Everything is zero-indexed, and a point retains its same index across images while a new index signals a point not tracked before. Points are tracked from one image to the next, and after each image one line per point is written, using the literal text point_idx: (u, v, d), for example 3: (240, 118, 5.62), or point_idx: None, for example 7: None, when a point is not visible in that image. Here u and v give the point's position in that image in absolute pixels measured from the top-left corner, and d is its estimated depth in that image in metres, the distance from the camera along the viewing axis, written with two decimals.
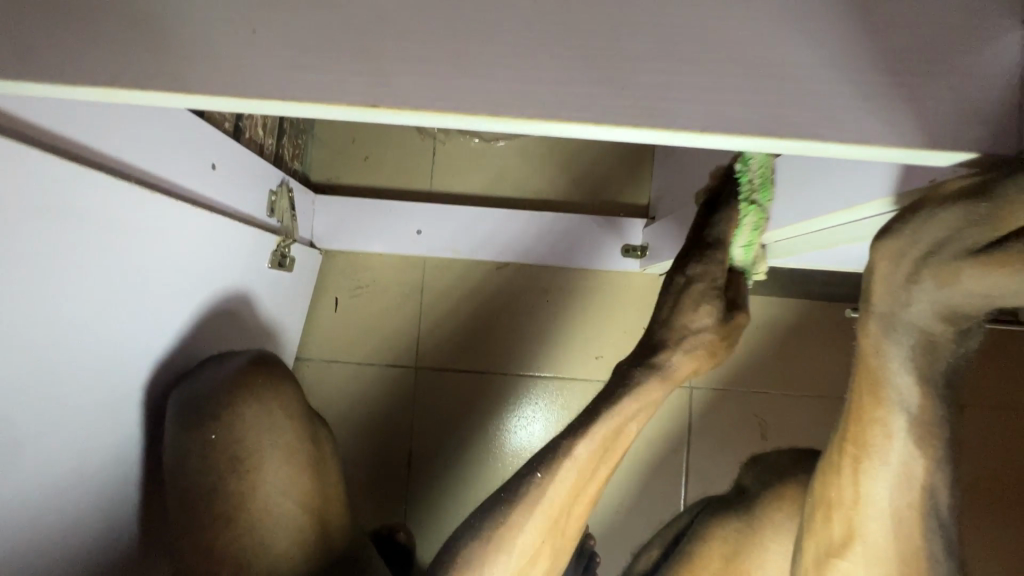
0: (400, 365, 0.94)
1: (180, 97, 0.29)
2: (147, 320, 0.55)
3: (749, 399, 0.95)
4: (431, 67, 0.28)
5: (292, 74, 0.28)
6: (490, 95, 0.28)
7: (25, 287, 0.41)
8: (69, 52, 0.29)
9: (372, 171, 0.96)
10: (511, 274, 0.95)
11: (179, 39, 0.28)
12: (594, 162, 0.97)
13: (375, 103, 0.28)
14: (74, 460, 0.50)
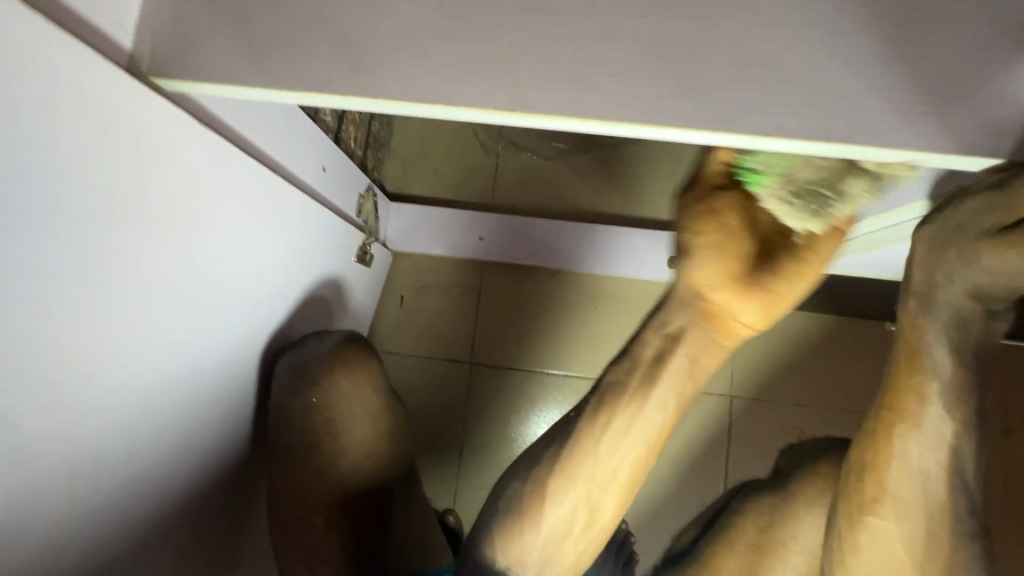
0: (459, 359, 1.02)
1: (357, 101, 0.37)
2: (261, 295, 0.60)
3: (789, 410, 0.99)
4: (556, 80, 0.35)
5: (445, 84, 0.36)
6: (603, 104, 0.35)
7: (178, 257, 0.46)
8: (274, 64, 0.36)
9: (440, 182, 1.06)
10: (564, 281, 1.03)
11: (360, 56, 0.36)
12: (644, 181, 1.05)
13: (514, 109, 0.35)
14: (203, 417, 0.56)
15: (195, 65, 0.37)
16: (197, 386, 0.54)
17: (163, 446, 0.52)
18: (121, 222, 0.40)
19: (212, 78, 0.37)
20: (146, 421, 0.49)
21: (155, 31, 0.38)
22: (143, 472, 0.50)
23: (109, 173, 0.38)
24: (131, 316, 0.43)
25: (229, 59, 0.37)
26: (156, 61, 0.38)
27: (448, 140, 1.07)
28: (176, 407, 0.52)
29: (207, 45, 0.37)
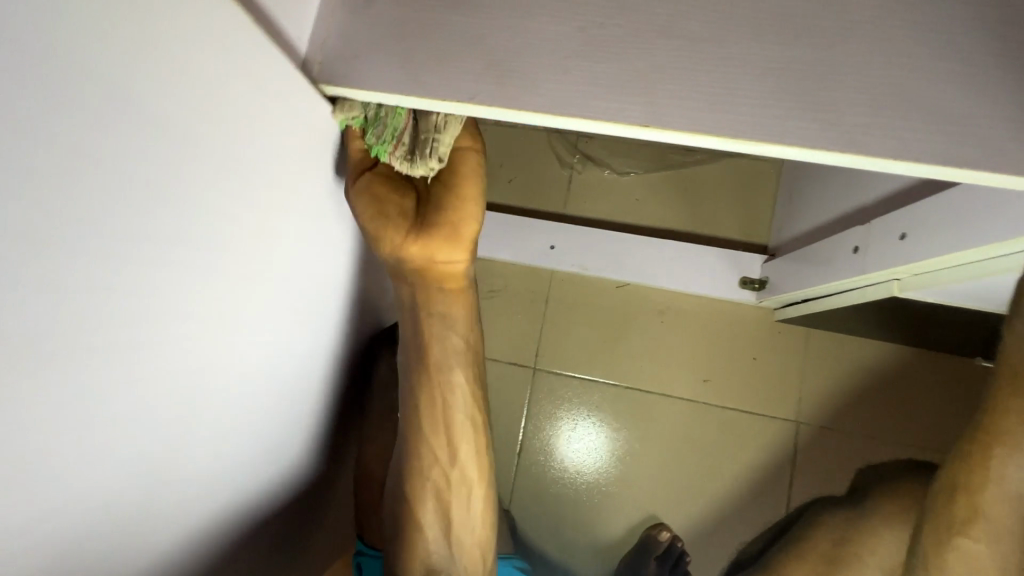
0: (522, 364, 1.04)
1: (504, 112, 0.41)
2: (331, 279, 0.60)
3: (857, 441, 0.96)
4: (690, 99, 0.38)
5: (586, 99, 0.40)
6: (732, 123, 0.38)
7: (268, 234, 0.45)
8: (431, 75, 0.41)
9: (513, 190, 1.08)
10: (630, 293, 1.04)
11: (511, 73, 0.40)
12: (717, 199, 1.06)
13: (647, 124, 0.39)
14: (301, 399, 0.59)
15: (359, 75, 0.42)
16: (307, 363, 0.59)
17: (286, 421, 0.57)
18: (279, 217, 0.46)
19: (375, 86, 0.42)
20: (277, 395, 0.54)
21: (326, 43, 0.42)
22: (270, 444, 0.55)
23: (272, 169, 0.43)
24: (275, 299, 0.49)
25: (390, 71, 0.42)
26: (327, 70, 0.42)
27: (523, 150, 1.10)
28: (295, 385, 0.57)
29: (372, 58, 0.42)
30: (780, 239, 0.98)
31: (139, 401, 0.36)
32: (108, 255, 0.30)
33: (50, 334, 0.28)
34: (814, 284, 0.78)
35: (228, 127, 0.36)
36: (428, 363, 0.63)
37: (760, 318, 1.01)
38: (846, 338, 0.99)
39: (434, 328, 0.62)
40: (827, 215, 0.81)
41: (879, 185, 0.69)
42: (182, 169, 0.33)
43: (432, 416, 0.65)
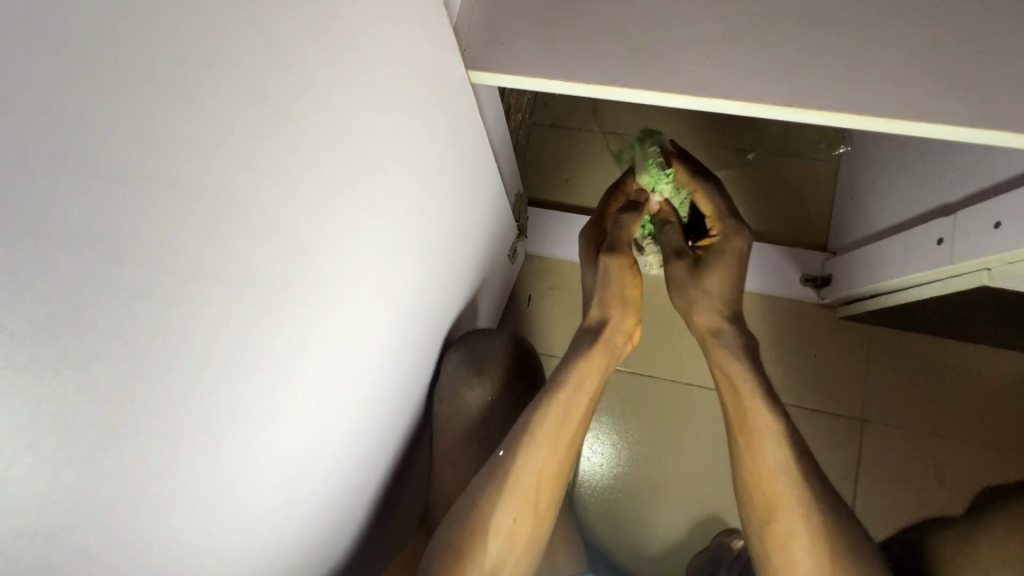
0: None
1: (649, 94, 0.45)
2: (407, 273, 0.54)
3: (926, 439, 0.96)
4: (833, 81, 0.42)
5: (733, 83, 0.43)
6: (874, 103, 0.42)
7: (331, 203, 0.39)
8: (584, 61, 0.45)
9: (573, 191, 1.12)
10: None
11: (660, 60, 0.44)
12: (776, 197, 1.07)
13: (789, 103, 0.43)
14: (389, 380, 0.60)
15: (503, 60, 0.47)
16: (408, 343, 0.62)
17: (386, 392, 0.60)
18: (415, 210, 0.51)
19: (515, 70, 0.47)
20: (381, 370, 0.57)
21: (470, 30, 0.47)
22: (370, 414, 0.58)
23: (351, 123, 0.38)
24: (396, 286, 0.53)
25: (531, 56, 0.46)
26: (472, 56, 0.48)
27: (582, 151, 1.13)
28: (398, 360, 0.61)
29: (513, 44, 0.47)
30: (842, 240, 0.99)
31: (300, 346, 0.41)
32: (305, 213, 0.36)
33: (261, 271, 0.34)
34: (893, 277, 0.79)
35: (394, 122, 0.43)
36: (591, 388, 0.70)
37: (823, 316, 1.02)
38: (914, 338, 0.99)
39: (607, 362, 0.72)
40: (909, 214, 0.82)
41: (974, 180, 0.70)
42: (360, 147, 0.39)
43: (566, 434, 0.68)
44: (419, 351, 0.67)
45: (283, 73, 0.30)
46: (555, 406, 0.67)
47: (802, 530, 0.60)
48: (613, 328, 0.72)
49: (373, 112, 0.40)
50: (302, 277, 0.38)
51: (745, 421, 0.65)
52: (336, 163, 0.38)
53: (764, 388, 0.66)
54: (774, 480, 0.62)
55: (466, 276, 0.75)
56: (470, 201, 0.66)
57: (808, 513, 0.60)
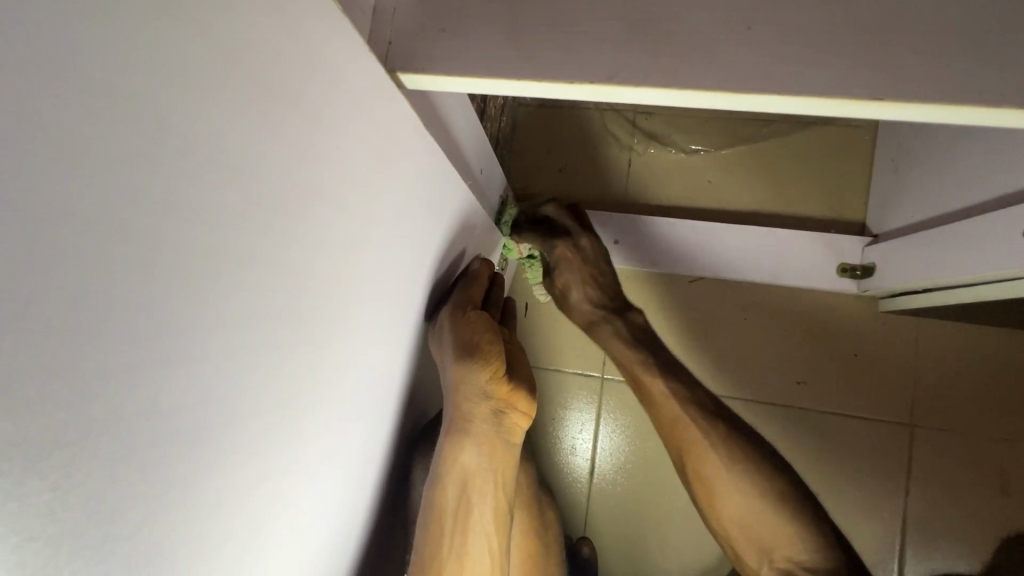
0: (589, 373, 0.96)
1: (664, 95, 0.31)
2: (361, 344, 0.43)
3: (981, 443, 0.84)
4: (933, 59, 0.29)
5: (790, 67, 0.30)
6: (994, 88, 0.29)
7: (223, 308, 0.27)
8: (567, 47, 0.31)
9: (568, 180, 0.96)
10: (707, 287, 0.92)
11: (678, 38, 0.30)
12: (803, 174, 0.92)
13: (880, 96, 0.29)
14: (361, 463, 0.49)
15: (440, 54, 0.33)
16: (383, 406, 0.52)
17: (360, 474, 0.50)
18: (360, 268, 0.40)
19: (461, 66, 0.33)
20: (352, 454, 0.46)
21: (395, 19, 0.34)
22: (344, 512, 0.47)
23: (235, 183, 0.26)
24: (360, 359, 0.43)
25: (485, 45, 0.32)
26: (399, 52, 0.34)
27: (575, 137, 0.97)
28: (374, 432, 0.51)
29: (462, 30, 0.33)
30: (888, 225, 0.84)
31: (254, 471, 0.33)
32: (233, 321, 0.28)
33: (191, 411, 0.26)
34: (964, 275, 0.67)
35: (318, 178, 0.32)
36: (456, 480, 0.57)
37: (862, 310, 0.88)
38: (960, 326, 0.86)
39: (469, 446, 0.58)
40: (989, 196, 0.68)
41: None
42: (269, 227, 0.29)
43: (449, 539, 0.57)
44: (395, 413, 0.56)
45: (129, 155, 0.21)
46: (427, 513, 0.57)
47: (734, 499, 0.64)
48: (459, 405, 0.57)
49: (291, 170, 0.29)
50: (244, 398, 0.30)
51: (671, 429, 0.67)
52: (256, 251, 0.28)
53: (674, 390, 0.68)
54: (709, 476, 0.65)
55: (436, 302, 0.61)
56: (441, 229, 0.53)
57: (727, 478, 0.64)
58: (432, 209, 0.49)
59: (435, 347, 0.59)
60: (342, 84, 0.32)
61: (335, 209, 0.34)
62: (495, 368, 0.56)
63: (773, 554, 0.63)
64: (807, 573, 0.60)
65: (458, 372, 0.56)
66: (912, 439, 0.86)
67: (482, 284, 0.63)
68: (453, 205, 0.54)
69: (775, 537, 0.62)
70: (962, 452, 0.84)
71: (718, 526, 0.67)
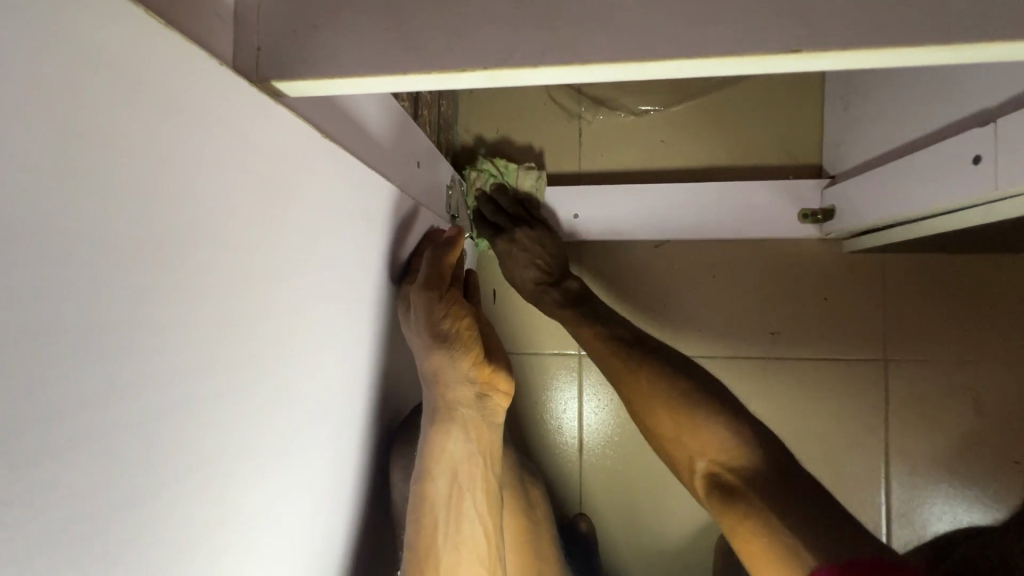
0: (564, 351, 0.94)
1: (570, 75, 0.28)
2: (306, 369, 0.40)
3: (954, 367, 0.85)
4: (852, 2, 0.26)
5: (698, 27, 0.27)
6: (918, 27, 0.26)
7: (108, 374, 0.24)
8: (456, 32, 0.28)
9: (518, 159, 0.93)
10: (673, 250, 0.90)
11: (572, 12, 0.27)
12: (754, 122, 0.90)
13: (797, 50, 0.27)
14: (331, 491, 0.47)
15: (318, 54, 0.30)
16: (345, 421, 0.49)
17: (332, 503, 0.47)
18: (288, 293, 0.37)
19: (341, 68, 0.30)
20: (317, 483, 0.44)
21: (261, 20, 0.31)
22: (320, 543, 0.45)
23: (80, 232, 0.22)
24: (310, 389, 0.41)
25: (366, 40, 0.29)
26: (271, 59, 0.30)
27: (520, 112, 0.93)
28: (342, 456, 0.49)
29: (336, 27, 0.29)
30: (843, 165, 0.82)
31: (196, 534, 0.30)
32: (128, 387, 0.25)
33: (94, 493, 0.24)
34: (917, 208, 0.64)
35: (188, 192, 0.27)
36: (446, 470, 0.55)
37: (827, 251, 0.88)
38: (925, 257, 0.86)
39: (455, 434, 0.57)
40: (927, 129, 0.66)
41: (1005, 87, 0.54)
42: (152, 274, 0.26)
43: (443, 530, 0.56)
44: (365, 427, 0.54)
45: None
46: (418, 509, 0.54)
47: (653, 399, 0.69)
48: (442, 393, 0.56)
49: (150, 184, 0.25)
50: (143, 449, 0.26)
51: (606, 356, 0.74)
52: (146, 304, 0.25)
53: (599, 329, 0.76)
54: (649, 403, 0.69)
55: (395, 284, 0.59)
56: (371, 228, 0.50)
57: (653, 391, 0.69)
58: (352, 210, 0.45)
59: (407, 334, 0.57)
60: (216, 103, 0.28)
61: (226, 225, 0.30)
62: (476, 354, 0.57)
63: (700, 460, 0.65)
64: (731, 474, 0.62)
65: (439, 363, 0.55)
66: (888, 372, 0.87)
67: (453, 256, 0.58)
68: (384, 208, 0.52)
69: (699, 441, 0.65)
70: (938, 379, 0.85)
71: (648, 424, 0.70)
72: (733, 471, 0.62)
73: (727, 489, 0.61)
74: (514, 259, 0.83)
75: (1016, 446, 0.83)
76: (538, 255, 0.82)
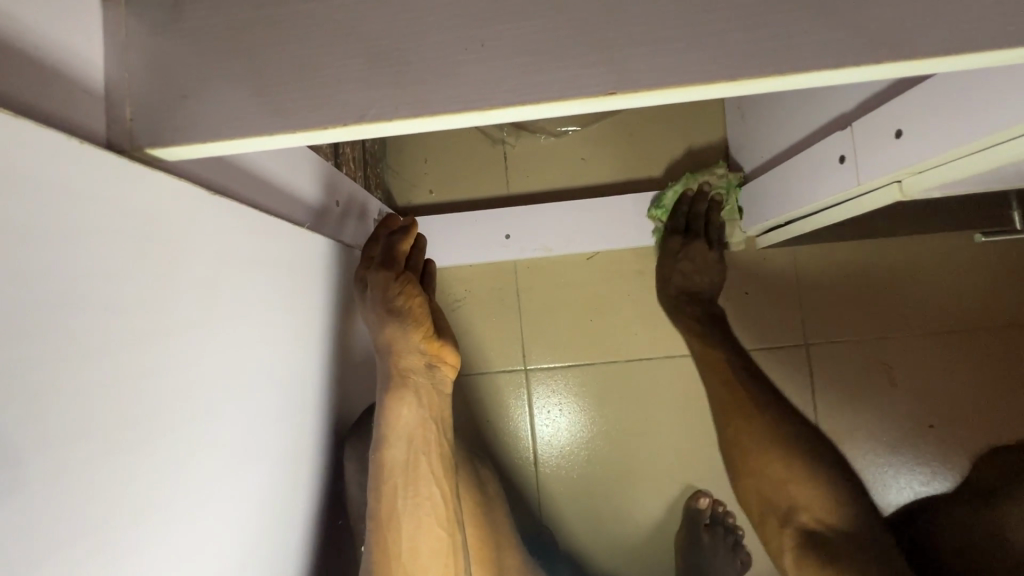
0: (512, 369, 0.96)
1: (424, 122, 0.31)
2: (200, 412, 0.42)
3: (869, 346, 0.92)
4: (657, 43, 0.30)
5: (531, 74, 0.30)
6: (714, 63, 0.30)
7: None
8: (315, 94, 0.31)
9: (449, 189, 0.96)
10: (604, 261, 0.95)
11: (417, 68, 0.30)
12: (665, 135, 0.96)
13: (613, 91, 0.30)
14: (243, 529, 0.47)
15: (188, 121, 0.32)
16: (261, 459, 0.50)
17: (248, 540, 0.48)
18: (170, 339, 0.38)
19: (208, 132, 0.32)
20: (223, 522, 0.45)
21: (133, 93, 0.33)
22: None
23: None
24: (206, 429, 0.42)
25: (232, 106, 0.31)
26: (143, 127, 0.33)
27: (447, 145, 0.97)
28: (259, 491, 0.50)
29: (203, 96, 0.32)
30: (745, 168, 0.89)
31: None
32: None
33: None
34: (801, 206, 0.70)
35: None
36: (401, 437, 0.58)
37: (743, 249, 0.94)
38: (831, 246, 0.93)
39: (408, 403, 0.58)
40: (798, 136, 0.72)
41: (851, 96, 0.61)
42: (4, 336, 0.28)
43: (401, 494, 0.57)
44: (283, 466, 0.54)
45: None
46: (376, 475, 0.57)
47: (766, 453, 0.81)
48: (393, 362, 0.58)
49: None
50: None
51: (731, 396, 0.84)
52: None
53: (725, 359, 0.85)
54: (755, 449, 0.82)
55: (315, 308, 0.60)
56: (273, 269, 0.52)
57: (769, 455, 0.81)
58: (234, 253, 0.46)
59: (364, 312, 0.60)
60: (72, 168, 0.31)
61: (42, 285, 0.30)
62: (425, 324, 0.59)
63: (802, 515, 0.78)
64: (828, 530, 0.77)
65: (388, 334, 0.58)
66: (810, 356, 0.93)
67: (408, 241, 0.62)
68: (286, 248, 0.54)
69: (807, 501, 0.78)
70: (854, 358, 0.92)
71: (752, 476, 0.83)
72: (830, 528, 0.77)
73: (820, 542, 0.76)
74: (685, 262, 0.89)
75: (930, 411, 0.90)
76: (698, 270, 0.89)
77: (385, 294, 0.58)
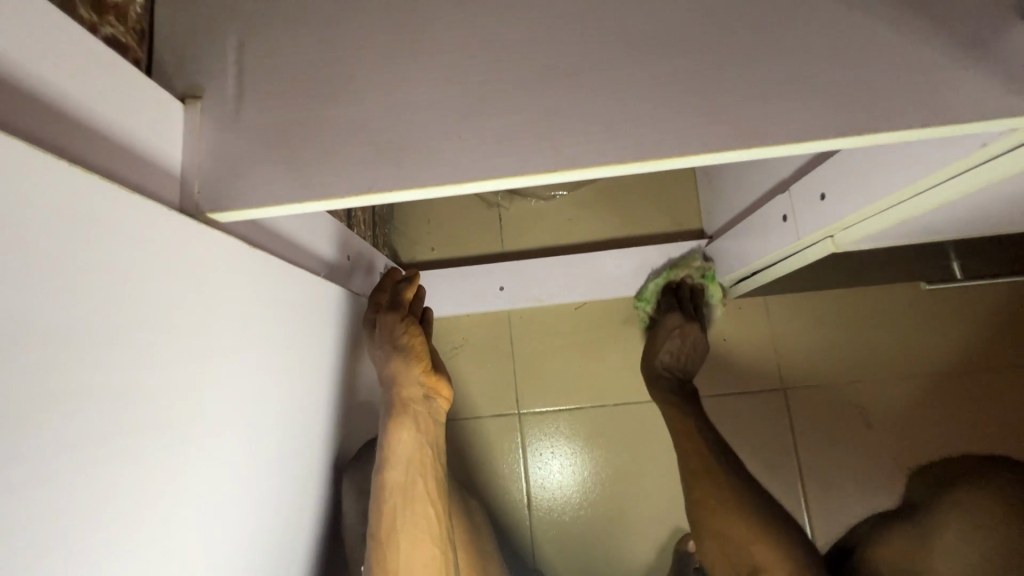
0: (505, 414, 1.02)
1: (417, 192, 0.41)
2: (230, 430, 0.49)
3: (843, 389, 0.97)
4: (592, 133, 0.40)
5: (497, 157, 0.40)
6: (636, 148, 0.40)
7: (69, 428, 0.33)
8: (336, 173, 0.41)
9: (449, 247, 1.07)
10: (590, 312, 1.03)
11: (413, 154, 0.41)
12: (643, 199, 1.07)
13: (559, 168, 0.40)
14: (257, 542, 0.53)
15: (239, 193, 0.42)
16: (274, 479, 0.57)
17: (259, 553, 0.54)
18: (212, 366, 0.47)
19: (255, 200, 0.42)
20: (242, 533, 0.51)
21: (201, 173, 0.43)
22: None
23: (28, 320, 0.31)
24: (234, 444, 0.50)
25: (274, 182, 0.41)
26: (206, 197, 0.43)
27: (448, 209, 1.09)
28: (271, 509, 0.56)
29: (253, 176, 0.42)
30: (714, 225, 0.99)
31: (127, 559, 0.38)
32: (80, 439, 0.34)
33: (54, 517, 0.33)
34: (757, 260, 0.79)
35: (85, 283, 0.34)
36: (401, 461, 0.64)
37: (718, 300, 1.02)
38: (799, 296, 1.01)
39: (407, 429, 0.65)
40: (750, 200, 0.83)
41: (788, 165, 0.71)
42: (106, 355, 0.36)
43: (399, 514, 0.63)
44: (290, 490, 0.60)
45: None
46: (379, 496, 0.62)
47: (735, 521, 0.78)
48: (397, 393, 0.65)
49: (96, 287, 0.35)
50: (25, 504, 0.31)
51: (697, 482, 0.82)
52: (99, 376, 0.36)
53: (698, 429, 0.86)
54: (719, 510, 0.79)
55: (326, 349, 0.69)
56: (292, 312, 0.60)
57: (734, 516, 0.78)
58: (262, 296, 0.55)
59: (371, 350, 0.68)
60: (157, 230, 0.40)
61: (125, 313, 0.38)
62: (425, 360, 0.66)
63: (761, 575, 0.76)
64: None
65: (394, 367, 0.65)
66: (787, 399, 0.98)
67: (411, 291, 0.71)
68: (304, 295, 0.63)
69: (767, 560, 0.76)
70: (829, 401, 0.97)
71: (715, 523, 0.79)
72: None
73: None
74: (670, 347, 0.93)
75: (908, 454, 0.94)
76: (683, 348, 0.94)
77: (391, 333, 0.66)
